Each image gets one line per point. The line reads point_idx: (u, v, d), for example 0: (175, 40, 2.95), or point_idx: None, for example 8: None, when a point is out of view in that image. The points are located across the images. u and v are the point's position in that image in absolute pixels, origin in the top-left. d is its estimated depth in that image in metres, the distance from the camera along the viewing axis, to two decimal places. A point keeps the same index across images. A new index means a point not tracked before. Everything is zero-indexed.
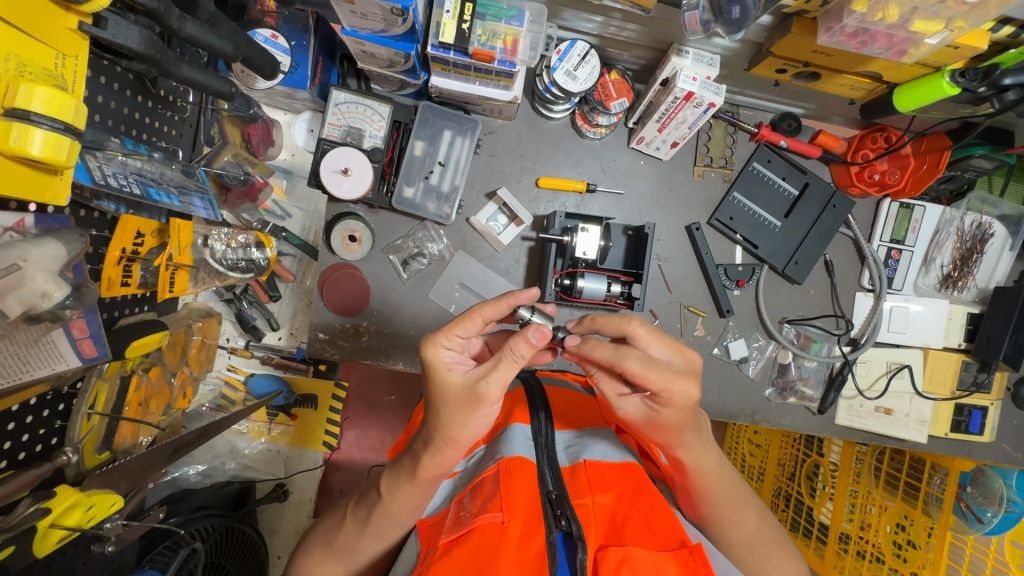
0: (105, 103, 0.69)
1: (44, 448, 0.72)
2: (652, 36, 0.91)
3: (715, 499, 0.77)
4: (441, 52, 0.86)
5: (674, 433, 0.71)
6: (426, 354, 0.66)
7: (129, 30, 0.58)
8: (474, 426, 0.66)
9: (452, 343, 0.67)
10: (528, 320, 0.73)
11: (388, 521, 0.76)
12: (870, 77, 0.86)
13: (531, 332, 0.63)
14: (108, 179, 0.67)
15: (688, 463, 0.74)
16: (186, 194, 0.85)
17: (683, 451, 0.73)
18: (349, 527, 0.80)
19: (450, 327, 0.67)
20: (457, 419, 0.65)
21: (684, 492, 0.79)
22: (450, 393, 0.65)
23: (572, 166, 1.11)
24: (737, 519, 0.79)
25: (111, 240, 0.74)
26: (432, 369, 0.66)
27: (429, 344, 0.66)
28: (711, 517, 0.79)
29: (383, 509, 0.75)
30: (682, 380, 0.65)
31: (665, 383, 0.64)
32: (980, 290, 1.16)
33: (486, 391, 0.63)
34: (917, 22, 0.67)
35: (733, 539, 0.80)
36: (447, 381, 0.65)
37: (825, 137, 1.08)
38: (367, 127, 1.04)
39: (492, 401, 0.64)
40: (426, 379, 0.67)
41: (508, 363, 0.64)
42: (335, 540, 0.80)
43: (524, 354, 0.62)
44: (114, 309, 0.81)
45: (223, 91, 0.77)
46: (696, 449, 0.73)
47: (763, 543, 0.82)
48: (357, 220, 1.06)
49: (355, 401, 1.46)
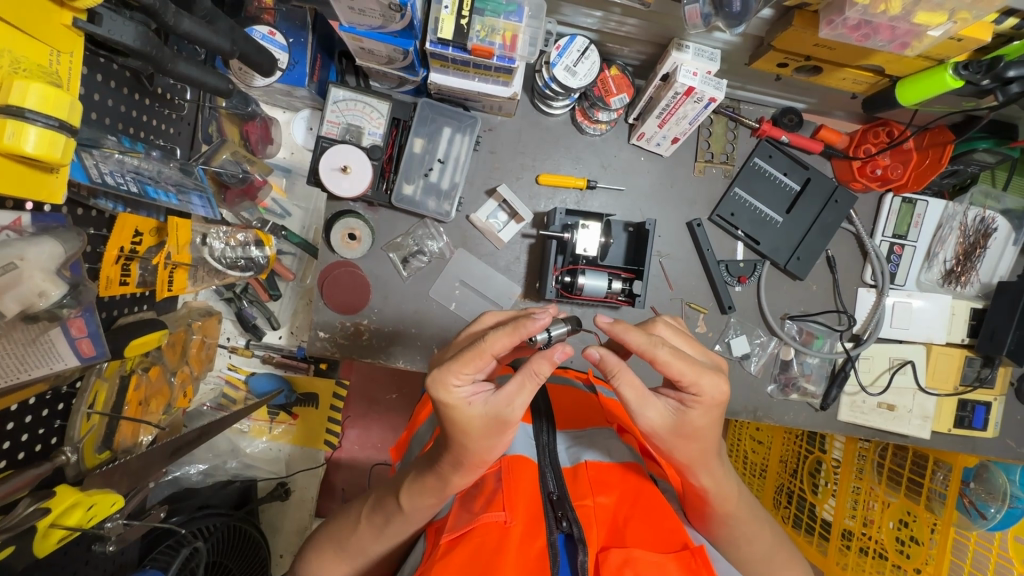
0: (102, 101, 0.69)
1: (43, 448, 0.71)
2: (653, 31, 0.90)
3: (733, 519, 0.77)
4: (440, 48, 0.85)
5: (698, 444, 0.69)
6: (440, 395, 0.62)
7: (124, 26, 0.58)
8: (500, 444, 0.66)
9: (464, 379, 0.62)
10: (548, 341, 0.71)
11: (403, 528, 0.76)
12: (872, 71, 0.85)
13: (554, 353, 0.63)
14: (105, 178, 0.66)
15: (706, 490, 0.74)
16: (184, 192, 0.84)
17: (702, 479, 0.72)
18: (358, 527, 0.79)
19: (460, 365, 0.61)
20: (483, 444, 0.64)
21: (698, 513, 0.79)
22: (473, 428, 0.63)
23: (572, 162, 1.11)
24: (754, 538, 0.79)
25: (109, 239, 0.73)
26: (451, 408, 0.62)
27: (442, 387, 0.61)
28: (724, 536, 0.79)
29: (403, 518, 0.74)
30: (709, 374, 0.65)
31: (693, 377, 0.64)
32: (984, 285, 1.16)
33: (512, 416, 0.62)
34: (920, 14, 0.66)
35: (746, 555, 0.79)
36: (468, 416, 0.62)
37: (828, 131, 1.08)
38: (366, 124, 1.04)
39: (518, 421, 0.64)
40: (443, 416, 0.63)
41: (531, 385, 0.63)
42: (346, 541, 0.80)
43: (546, 373, 0.63)
44: (112, 308, 0.79)
45: (219, 87, 0.76)
46: (716, 477, 0.73)
47: (774, 558, 0.81)
48: (357, 218, 1.05)
49: (356, 400, 1.46)
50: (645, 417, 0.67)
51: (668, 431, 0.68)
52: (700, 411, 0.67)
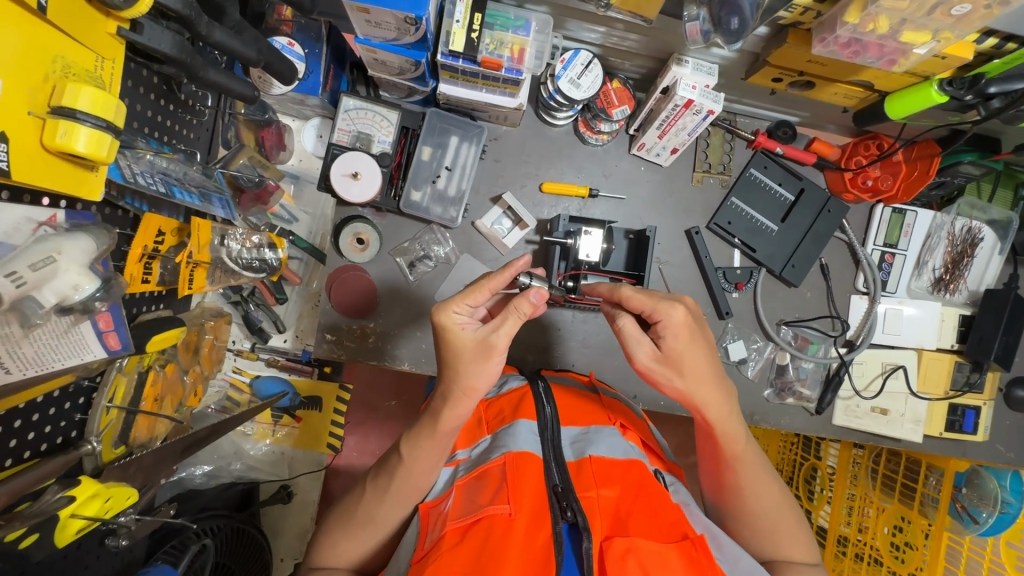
0: (132, 106, 0.71)
1: (64, 440, 0.73)
2: (653, 46, 0.94)
3: (740, 465, 0.84)
4: (451, 60, 0.88)
5: (689, 370, 0.79)
6: (440, 319, 0.73)
7: (162, 35, 0.61)
8: (486, 377, 0.73)
9: (463, 308, 0.74)
10: (528, 285, 0.81)
11: (408, 484, 0.80)
12: (862, 86, 0.89)
13: (531, 293, 0.73)
14: (137, 177, 0.69)
15: (715, 425, 0.82)
16: (206, 194, 0.86)
17: (711, 412, 0.81)
18: (367, 494, 0.82)
19: (463, 296, 0.74)
20: (470, 370, 0.72)
21: (712, 460, 0.87)
22: (464, 351, 0.73)
23: (575, 171, 1.14)
24: (760, 493, 0.84)
25: (134, 237, 0.75)
26: (447, 331, 0.73)
27: (442, 311, 0.73)
28: (732, 482, 0.85)
29: (404, 470, 0.79)
30: (666, 300, 0.77)
31: (653, 306, 0.77)
32: (972, 293, 1.19)
33: (496, 342, 0.71)
34: (906, 34, 0.69)
35: (753, 510, 0.84)
36: (460, 339, 0.72)
37: (820, 144, 1.13)
38: (376, 133, 1.07)
39: (503, 350, 0.72)
40: (441, 341, 0.74)
41: (514, 318, 0.73)
42: (355, 511, 0.83)
43: (528, 311, 0.72)
44: (133, 306, 0.81)
45: (245, 94, 0.78)
46: (723, 412, 0.82)
47: (782, 521, 0.85)
48: (366, 223, 1.09)
49: (356, 407, 1.46)
50: (640, 354, 0.80)
51: (659, 365, 0.80)
52: (671, 336, 0.77)
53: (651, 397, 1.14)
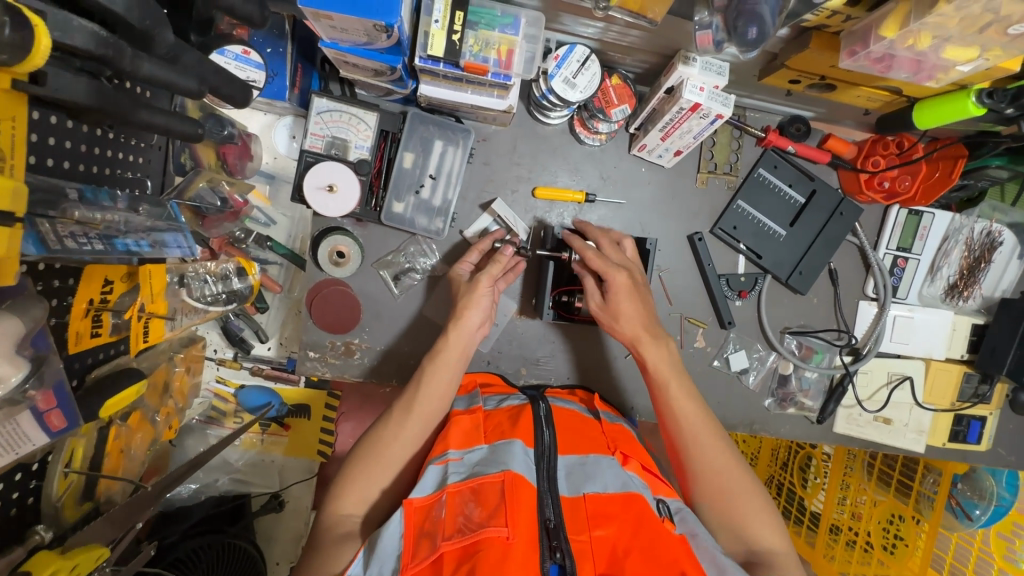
0: (59, 144, 0.63)
1: (19, 510, 0.68)
2: (656, 42, 0.84)
3: (682, 414, 0.87)
4: (430, 65, 0.79)
5: (630, 319, 0.90)
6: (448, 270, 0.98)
7: (75, 82, 0.51)
8: (479, 306, 0.90)
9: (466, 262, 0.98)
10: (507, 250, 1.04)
11: (425, 408, 0.85)
12: (889, 91, 0.80)
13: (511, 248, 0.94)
14: (65, 241, 0.58)
15: (654, 369, 0.90)
16: (157, 234, 0.76)
17: (650, 354, 0.90)
18: (382, 430, 0.84)
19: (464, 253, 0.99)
20: (468, 299, 0.90)
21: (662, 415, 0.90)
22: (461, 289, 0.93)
23: (570, 174, 1.06)
24: (708, 449, 0.84)
25: (77, 291, 0.68)
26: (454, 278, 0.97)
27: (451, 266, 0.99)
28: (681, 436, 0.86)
29: (421, 392, 0.85)
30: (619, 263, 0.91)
31: (605, 269, 0.89)
32: (986, 299, 1.14)
33: (482, 279, 0.91)
34: (949, 49, 0.61)
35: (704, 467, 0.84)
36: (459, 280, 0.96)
37: (835, 142, 1.03)
38: (352, 137, 0.97)
39: (486, 288, 0.91)
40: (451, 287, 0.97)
41: (499, 264, 0.93)
42: (369, 450, 0.82)
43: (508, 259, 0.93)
44: (85, 360, 0.74)
45: (189, 133, 0.69)
46: (662, 357, 0.90)
47: (734, 481, 0.82)
48: (345, 236, 1.01)
49: (352, 393, 1.38)
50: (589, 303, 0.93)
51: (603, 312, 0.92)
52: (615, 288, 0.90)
53: (647, 408, 1.12)
